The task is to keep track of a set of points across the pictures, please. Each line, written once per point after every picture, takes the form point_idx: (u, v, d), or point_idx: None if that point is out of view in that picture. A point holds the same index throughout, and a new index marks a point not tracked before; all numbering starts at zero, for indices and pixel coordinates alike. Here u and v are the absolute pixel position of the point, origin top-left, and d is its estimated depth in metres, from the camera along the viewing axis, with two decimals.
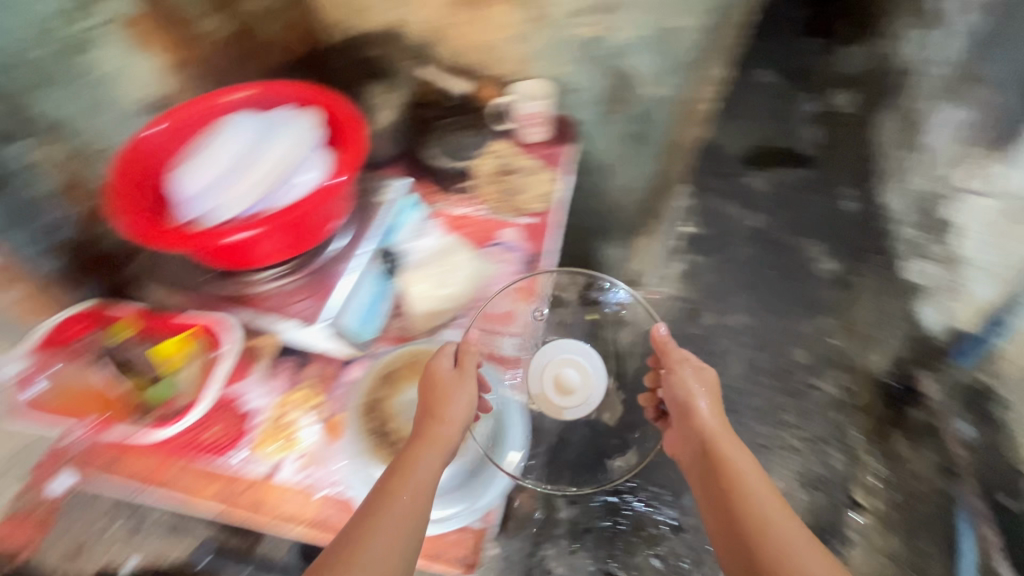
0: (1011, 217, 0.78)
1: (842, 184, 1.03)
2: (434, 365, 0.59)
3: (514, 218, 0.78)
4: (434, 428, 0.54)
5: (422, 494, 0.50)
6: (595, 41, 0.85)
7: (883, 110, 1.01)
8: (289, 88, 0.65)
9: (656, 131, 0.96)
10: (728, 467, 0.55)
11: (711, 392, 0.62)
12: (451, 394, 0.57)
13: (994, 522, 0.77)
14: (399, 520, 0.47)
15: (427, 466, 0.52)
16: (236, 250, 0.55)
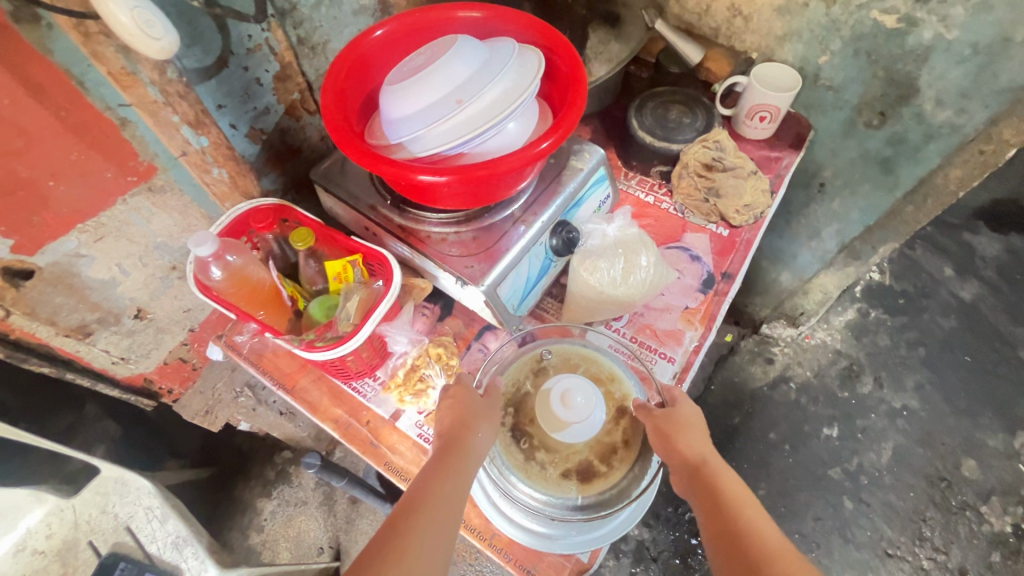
0: None
1: None
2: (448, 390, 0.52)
3: (706, 225, 0.70)
4: (461, 444, 0.47)
5: (452, 513, 0.43)
6: (891, 34, 0.65)
7: None
8: (519, 15, 0.56)
9: (916, 164, 0.76)
10: (737, 516, 0.42)
11: (697, 423, 0.49)
12: (475, 408, 0.49)
13: None
14: (434, 531, 0.41)
15: (456, 488, 0.44)
16: (425, 190, 0.51)
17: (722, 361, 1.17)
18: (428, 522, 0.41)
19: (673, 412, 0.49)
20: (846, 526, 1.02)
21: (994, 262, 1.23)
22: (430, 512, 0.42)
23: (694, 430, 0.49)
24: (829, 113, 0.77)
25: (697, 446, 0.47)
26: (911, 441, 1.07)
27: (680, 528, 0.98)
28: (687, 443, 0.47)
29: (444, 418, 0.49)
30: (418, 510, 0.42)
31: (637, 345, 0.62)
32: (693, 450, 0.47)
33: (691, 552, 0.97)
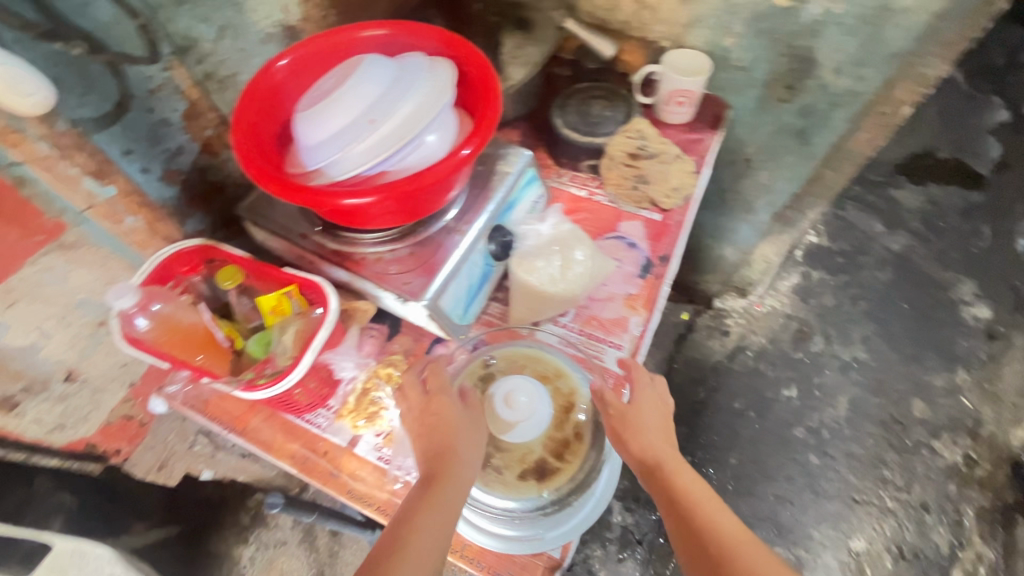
0: None
1: None
2: (408, 389, 0.53)
3: (638, 212, 0.72)
4: (448, 470, 0.46)
5: (438, 541, 0.42)
6: (785, 13, 0.68)
7: None
8: (423, 30, 0.57)
9: (827, 132, 0.81)
10: (694, 510, 0.46)
11: (654, 417, 0.52)
12: (457, 429, 0.48)
13: None
14: (421, 562, 0.41)
15: (443, 514, 0.44)
16: (351, 212, 0.51)
17: (681, 340, 1.20)
18: (414, 551, 0.41)
19: (628, 411, 0.52)
20: (815, 482, 1.06)
21: (919, 213, 1.31)
22: (417, 541, 0.42)
23: (649, 427, 0.51)
24: (742, 92, 0.80)
25: (653, 445, 0.50)
26: (864, 392, 1.13)
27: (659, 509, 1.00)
28: (643, 443, 0.50)
29: (423, 434, 0.49)
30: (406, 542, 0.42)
31: (585, 338, 0.63)
32: (649, 450, 0.50)
33: None
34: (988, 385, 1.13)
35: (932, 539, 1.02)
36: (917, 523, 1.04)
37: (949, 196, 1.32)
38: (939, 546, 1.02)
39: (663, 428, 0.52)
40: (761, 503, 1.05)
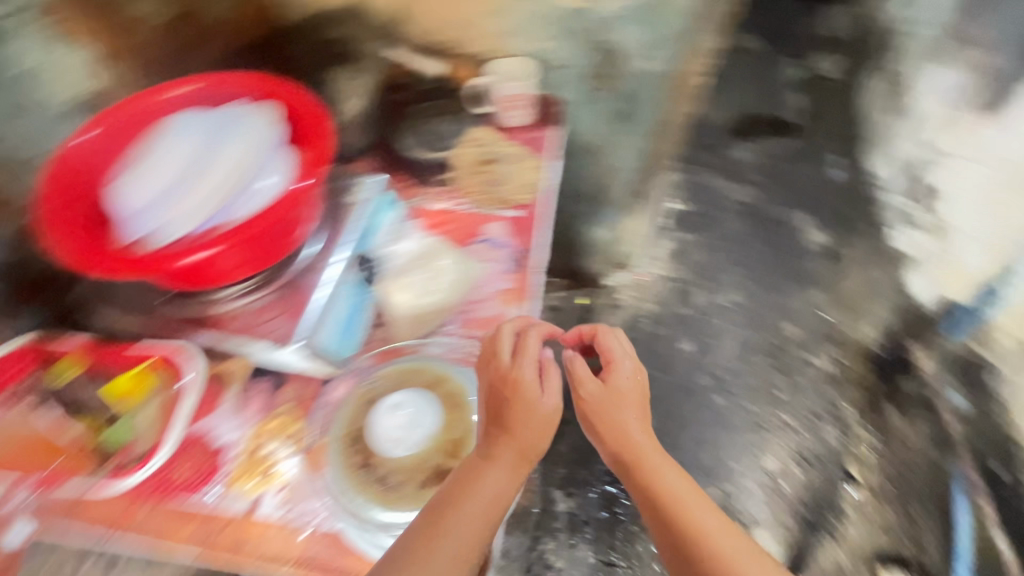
0: (999, 182, 0.87)
1: (829, 152, 0.96)
2: (492, 355, 0.63)
3: (499, 212, 0.76)
4: (509, 452, 0.58)
5: (480, 503, 0.55)
6: (578, 14, 0.87)
7: (866, 74, 0.95)
8: (239, 80, 0.61)
9: (647, 109, 0.92)
10: (666, 488, 0.66)
11: (629, 404, 0.74)
12: (536, 411, 0.60)
13: (987, 493, 0.79)
14: (466, 522, 0.53)
15: (489, 480, 0.56)
16: (196, 268, 0.53)
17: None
18: (462, 508, 0.54)
19: (612, 390, 0.75)
20: (720, 424, 0.91)
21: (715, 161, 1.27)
22: (465, 502, 0.54)
23: (631, 417, 0.73)
24: (568, 86, 0.88)
25: (636, 432, 0.72)
26: (742, 328, 0.94)
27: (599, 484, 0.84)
28: (629, 432, 0.71)
29: (486, 408, 0.60)
30: (461, 499, 0.55)
31: (471, 340, 0.67)
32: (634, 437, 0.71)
33: (617, 500, 0.84)
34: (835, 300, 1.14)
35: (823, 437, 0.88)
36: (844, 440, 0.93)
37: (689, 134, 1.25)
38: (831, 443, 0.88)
39: (635, 416, 0.73)
40: None
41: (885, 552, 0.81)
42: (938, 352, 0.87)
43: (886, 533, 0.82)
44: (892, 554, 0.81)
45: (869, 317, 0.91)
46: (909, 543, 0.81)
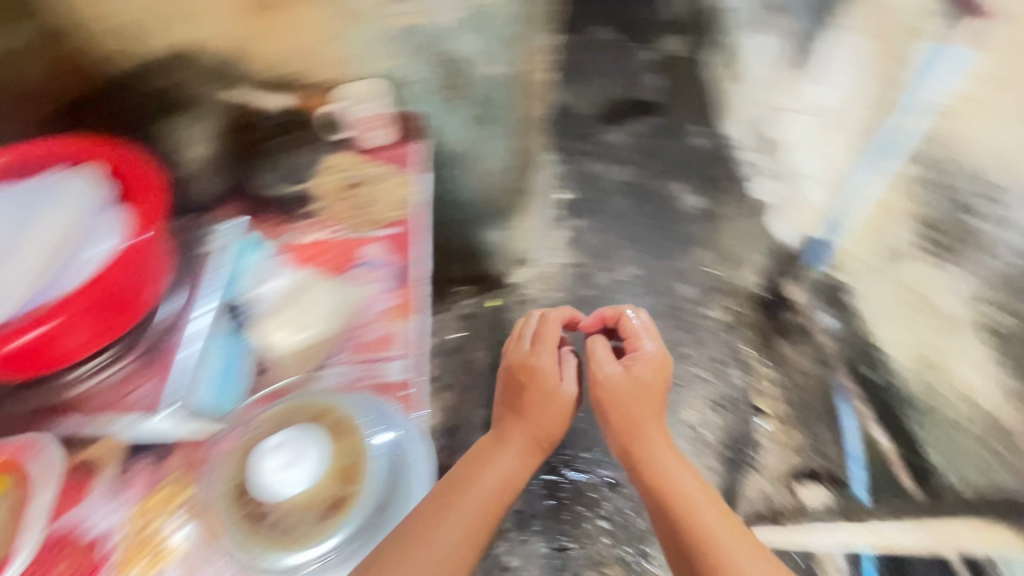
0: (826, 125, 0.93)
1: (688, 121, 0.98)
2: (517, 340, 0.82)
3: (374, 233, 0.83)
4: (524, 430, 0.76)
5: (483, 489, 0.70)
6: (411, 29, 0.88)
7: (707, 48, 0.99)
8: (60, 146, 0.73)
9: (506, 110, 0.92)
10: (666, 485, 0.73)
11: (641, 395, 0.81)
12: (552, 394, 0.78)
13: (865, 396, 0.84)
14: (471, 504, 0.68)
15: (493, 467, 0.72)
16: (42, 342, 0.63)
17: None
18: (470, 491, 0.69)
19: (633, 384, 0.82)
20: None
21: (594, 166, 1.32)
22: (478, 482, 0.70)
23: (644, 409, 0.80)
24: (421, 100, 0.89)
25: (645, 428, 0.79)
26: (641, 300, 0.94)
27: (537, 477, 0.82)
28: (643, 426, 0.79)
29: (508, 394, 0.78)
30: (478, 471, 0.72)
31: (361, 364, 0.77)
32: (642, 433, 0.78)
33: (559, 486, 0.81)
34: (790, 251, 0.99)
35: (729, 379, 0.92)
36: None
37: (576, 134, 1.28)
38: (739, 385, 0.91)
39: (648, 409, 0.80)
40: None
41: (801, 471, 0.84)
42: (808, 283, 0.92)
43: (799, 452, 0.85)
44: (809, 471, 0.83)
45: (750, 266, 0.95)
46: (820, 459, 0.83)
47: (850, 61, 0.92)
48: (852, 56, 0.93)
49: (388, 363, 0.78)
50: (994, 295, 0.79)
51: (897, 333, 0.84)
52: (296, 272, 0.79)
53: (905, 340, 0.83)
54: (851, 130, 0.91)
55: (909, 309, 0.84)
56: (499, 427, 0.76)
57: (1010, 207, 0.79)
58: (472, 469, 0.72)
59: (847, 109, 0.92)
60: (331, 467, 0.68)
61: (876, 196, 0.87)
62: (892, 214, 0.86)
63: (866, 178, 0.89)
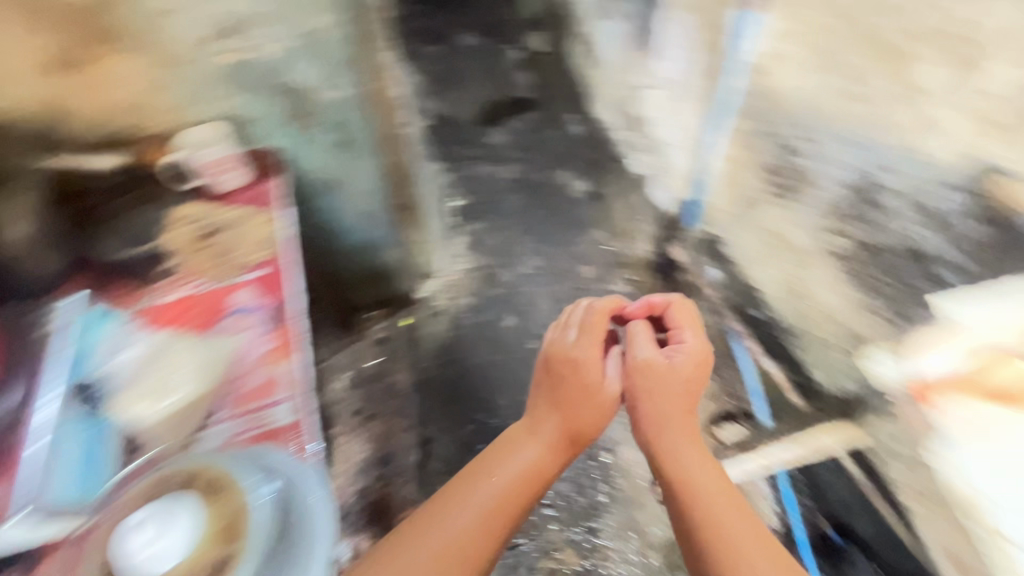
0: (676, 96, 1.01)
1: (564, 112, 1.17)
2: (564, 323, 0.97)
3: (239, 280, 0.91)
4: (562, 421, 0.84)
5: (501, 479, 0.76)
6: (242, 65, 0.82)
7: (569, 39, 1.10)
8: None
9: (361, 132, 0.93)
10: (683, 480, 0.76)
11: (677, 387, 0.88)
12: (592, 382, 0.88)
13: (753, 335, 1.02)
14: (485, 492, 0.73)
15: (515, 458, 0.79)
16: None
17: (414, 341, 1.33)
18: (489, 481, 0.75)
19: (671, 376, 0.88)
20: None
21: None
22: (498, 469, 0.77)
23: (680, 400, 0.87)
24: (270, 135, 0.88)
25: (675, 423, 0.84)
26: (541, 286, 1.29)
27: None
28: (674, 422, 0.84)
29: (550, 381, 0.89)
30: (511, 457, 0.79)
31: (243, 415, 0.86)
32: (673, 428, 0.83)
33: None
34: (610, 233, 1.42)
35: None
36: None
37: None
38: None
39: (681, 400, 0.87)
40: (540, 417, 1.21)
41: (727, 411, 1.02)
42: (693, 242, 1.15)
43: (716, 398, 1.03)
44: (726, 412, 1.01)
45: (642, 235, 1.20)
46: (731, 399, 1.01)
47: (686, 31, 0.96)
48: (687, 26, 0.96)
49: (273, 411, 0.87)
50: (830, 222, 0.86)
51: (765, 273, 1.01)
52: (153, 335, 0.87)
53: (771, 278, 0.99)
54: (696, 97, 0.98)
55: (763, 247, 1.00)
56: (533, 415, 0.86)
57: (826, 144, 0.84)
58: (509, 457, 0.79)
59: (688, 80, 0.98)
60: (207, 527, 0.70)
61: (724, 153, 0.99)
62: (740, 168, 0.98)
63: (713, 138, 0.99)
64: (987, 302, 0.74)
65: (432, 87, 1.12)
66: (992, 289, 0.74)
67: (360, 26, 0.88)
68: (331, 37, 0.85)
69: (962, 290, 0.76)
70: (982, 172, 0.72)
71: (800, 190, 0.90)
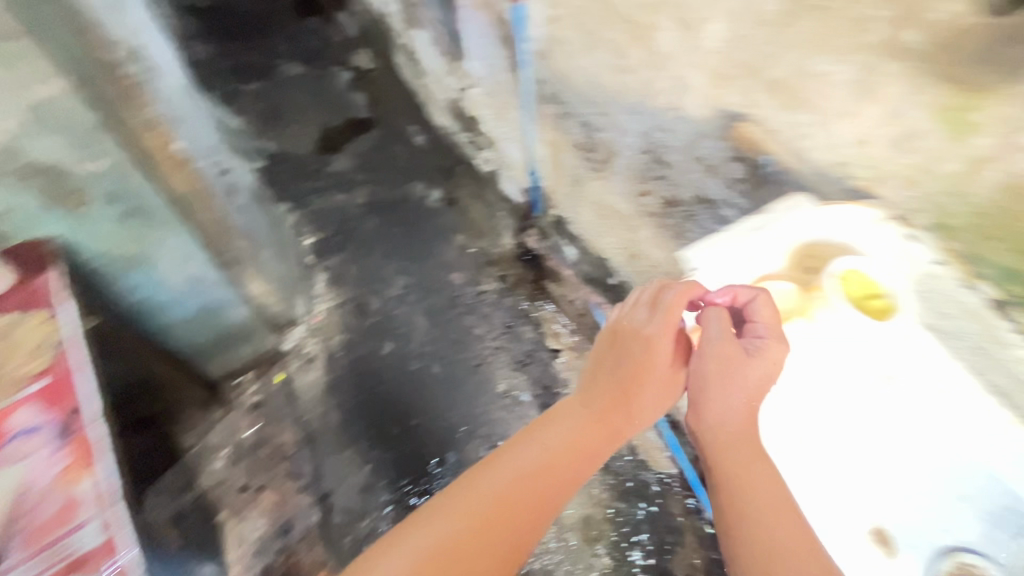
0: None
1: (390, 161, 1.64)
2: (640, 304, 0.77)
3: (24, 394, 0.80)
4: (612, 405, 0.72)
5: (540, 451, 0.68)
6: None
7: (396, 112, 1.73)
8: None
9: (148, 198, 0.86)
10: (740, 478, 0.65)
11: (752, 386, 0.68)
12: (659, 367, 0.72)
13: (610, 300, 1.21)
14: (524, 461, 0.67)
15: (561, 427, 0.71)
16: None
17: (293, 395, 1.26)
18: (529, 449, 0.68)
19: (755, 366, 0.68)
20: (449, 381, 1.28)
21: (362, 178, 1.62)
22: (539, 436, 0.70)
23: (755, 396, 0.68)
24: (39, 224, 0.83)
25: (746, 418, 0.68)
26: (420, 298, 1.39)
27: (406, 481, 1.16)
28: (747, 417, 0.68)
29: (619, 354, 0.75)
30: (565, 425, 0.71)
31: (37, 556, 0.71)
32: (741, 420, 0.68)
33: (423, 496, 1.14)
34: (473, 234, 1.48)
35: (494, 320, 1.36)
36: (508, 333, 1.34)
37: (361, 149, 1.68)
38: (503, 322, 1.36)
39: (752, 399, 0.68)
40: (437, 429, 1.21)
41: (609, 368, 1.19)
42: (537, 231, 1.40)
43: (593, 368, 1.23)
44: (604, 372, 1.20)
45: (491, 238, 1.47)
46: None
47: None
48: None
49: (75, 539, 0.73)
50: (640, 184, 0.93)
51: (606, 243, 1.17)
52: None
53: (613, 246, 1.14)
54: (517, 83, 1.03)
55: (597, 222, 1.16)
56: (588, 387, 0.75)
57: (613, 116, 0.91)
58: (563, 422, 0.72)
59: None
60: None
61: (540, 138, 1.19)
62: (551, 151, 1.18)
63: (530, 126, 1.19)
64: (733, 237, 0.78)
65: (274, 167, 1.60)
66: (739, 226, 0.78)
67: (102, 100, 0.73)
68: (85, 118, 0.74)
69: (712, 237, 0.80)
70: (728, 126, 0.70)
71: (609, 160, 0.99)
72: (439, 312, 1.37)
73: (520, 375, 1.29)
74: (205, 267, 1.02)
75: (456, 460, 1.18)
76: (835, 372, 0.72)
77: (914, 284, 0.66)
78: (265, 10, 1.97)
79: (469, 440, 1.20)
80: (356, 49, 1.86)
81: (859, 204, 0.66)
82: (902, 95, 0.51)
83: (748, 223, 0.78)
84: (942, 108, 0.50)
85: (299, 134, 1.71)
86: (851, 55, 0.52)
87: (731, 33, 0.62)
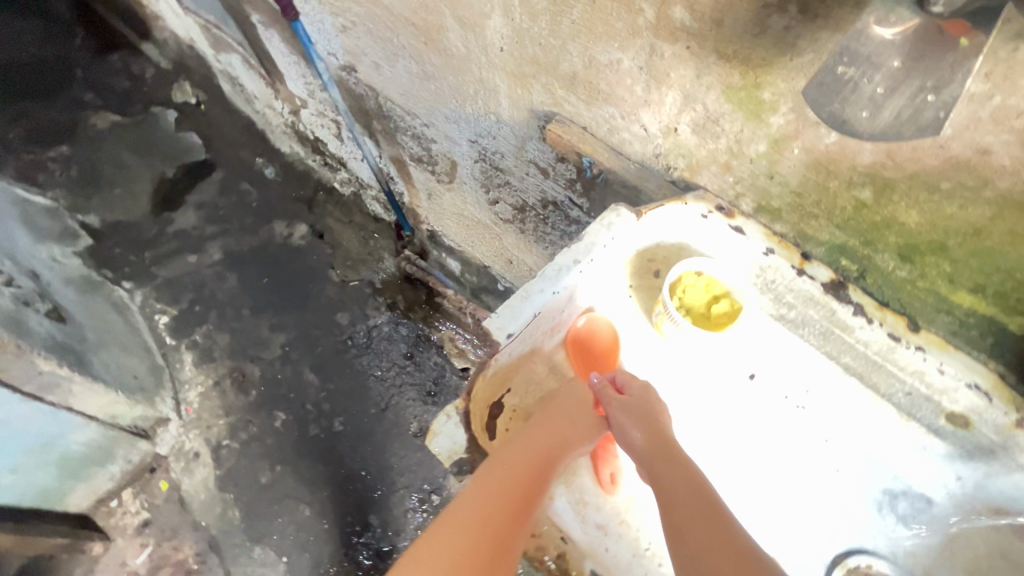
0: None
1: (240, 203, 1.43)
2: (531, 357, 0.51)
3: None
4: (555, 424, 0.47)
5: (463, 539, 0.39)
6: None
7: (230, 142, 1.49)
8: None
9: None
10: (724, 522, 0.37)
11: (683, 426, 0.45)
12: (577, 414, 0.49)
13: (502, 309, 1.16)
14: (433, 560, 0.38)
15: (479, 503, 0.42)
16: None
17: (183, 502, 1.11)
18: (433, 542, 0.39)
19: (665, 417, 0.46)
20: (357, 435, 1.18)
21: (214, 231, 1.39)
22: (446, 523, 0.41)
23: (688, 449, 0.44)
24: None
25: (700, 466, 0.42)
26: (304, 352, 1.26)
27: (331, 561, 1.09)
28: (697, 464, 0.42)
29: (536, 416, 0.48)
30: (509, 462, 0.44)
31: None
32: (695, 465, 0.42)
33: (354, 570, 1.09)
34: (348, 263, 1.34)
35: (391, 354, 1.25)
36: (407, 367, 1.25)
37: (204, 198, 1.43)
38: (401, 352, 1.26)
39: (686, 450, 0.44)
40: (350, 488, 1.14)
41: None
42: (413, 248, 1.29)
43: None
44: None
45: (366, 266, 1.34)
46: None
47: None
48: None
49: None
50: (488, 192, 0.85)
51: (481, 251, 1.08)
52: None
53: (487, 253, 1.06)
54: None
55: (464, 234, 1.07)
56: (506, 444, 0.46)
57: (439, 126, 0.81)
58: (503, 456, 0.44)
59: None
60: None
61: (381, 154, 1.07)
62: (398, 165, 1.05)
63: (366, 143, 1.07)
64: (547, 286, 0.49)
65: (94, 245, 1.35)
66: (546, 276, 0.49)
67: None
68: None
69: (516, 294, 0.48)
70: (543, 127, 0.62)
71: (452, 171, 0.89)
72: (330, 362, 1.25)
73: (430, 410, 1.21)
74: (8, 402, 0.82)
75: (382, 522, 1.12)
76: (702, 384, 0.49)
77: (755, 284, 0.49)
78: (56, 56, 1.58)
79: (391, 492, 1.14)
80: (176, 82, 1.57)
81: (684, 201, 0.50)
82: (689, 78, 0.44)
83: (558, 262, 0.49)
84: (730, 89, 0.42)
85: (124, 197, 1.42)
86: (630, 41, 0.44)
87: (512, 28, 0.53)
